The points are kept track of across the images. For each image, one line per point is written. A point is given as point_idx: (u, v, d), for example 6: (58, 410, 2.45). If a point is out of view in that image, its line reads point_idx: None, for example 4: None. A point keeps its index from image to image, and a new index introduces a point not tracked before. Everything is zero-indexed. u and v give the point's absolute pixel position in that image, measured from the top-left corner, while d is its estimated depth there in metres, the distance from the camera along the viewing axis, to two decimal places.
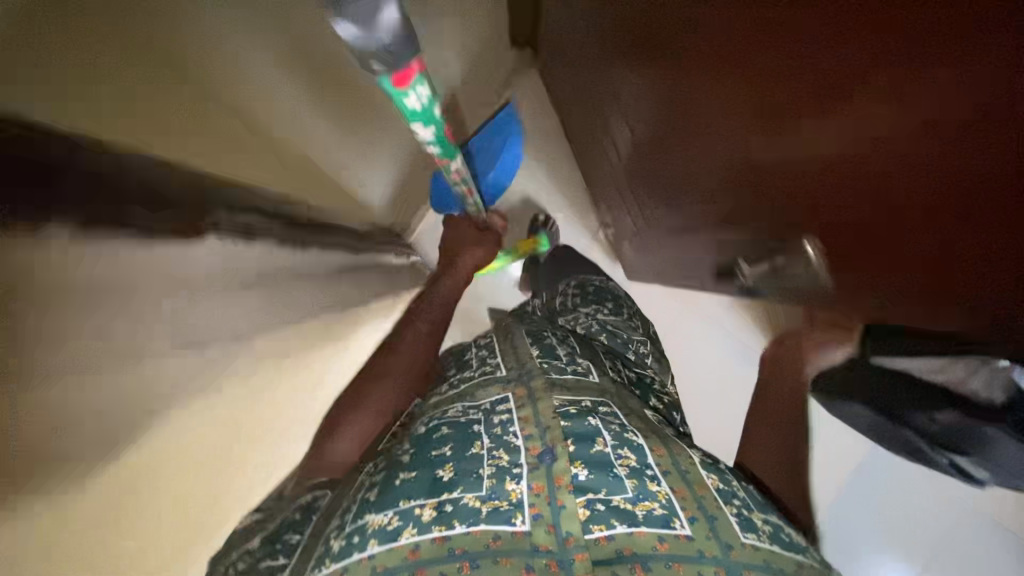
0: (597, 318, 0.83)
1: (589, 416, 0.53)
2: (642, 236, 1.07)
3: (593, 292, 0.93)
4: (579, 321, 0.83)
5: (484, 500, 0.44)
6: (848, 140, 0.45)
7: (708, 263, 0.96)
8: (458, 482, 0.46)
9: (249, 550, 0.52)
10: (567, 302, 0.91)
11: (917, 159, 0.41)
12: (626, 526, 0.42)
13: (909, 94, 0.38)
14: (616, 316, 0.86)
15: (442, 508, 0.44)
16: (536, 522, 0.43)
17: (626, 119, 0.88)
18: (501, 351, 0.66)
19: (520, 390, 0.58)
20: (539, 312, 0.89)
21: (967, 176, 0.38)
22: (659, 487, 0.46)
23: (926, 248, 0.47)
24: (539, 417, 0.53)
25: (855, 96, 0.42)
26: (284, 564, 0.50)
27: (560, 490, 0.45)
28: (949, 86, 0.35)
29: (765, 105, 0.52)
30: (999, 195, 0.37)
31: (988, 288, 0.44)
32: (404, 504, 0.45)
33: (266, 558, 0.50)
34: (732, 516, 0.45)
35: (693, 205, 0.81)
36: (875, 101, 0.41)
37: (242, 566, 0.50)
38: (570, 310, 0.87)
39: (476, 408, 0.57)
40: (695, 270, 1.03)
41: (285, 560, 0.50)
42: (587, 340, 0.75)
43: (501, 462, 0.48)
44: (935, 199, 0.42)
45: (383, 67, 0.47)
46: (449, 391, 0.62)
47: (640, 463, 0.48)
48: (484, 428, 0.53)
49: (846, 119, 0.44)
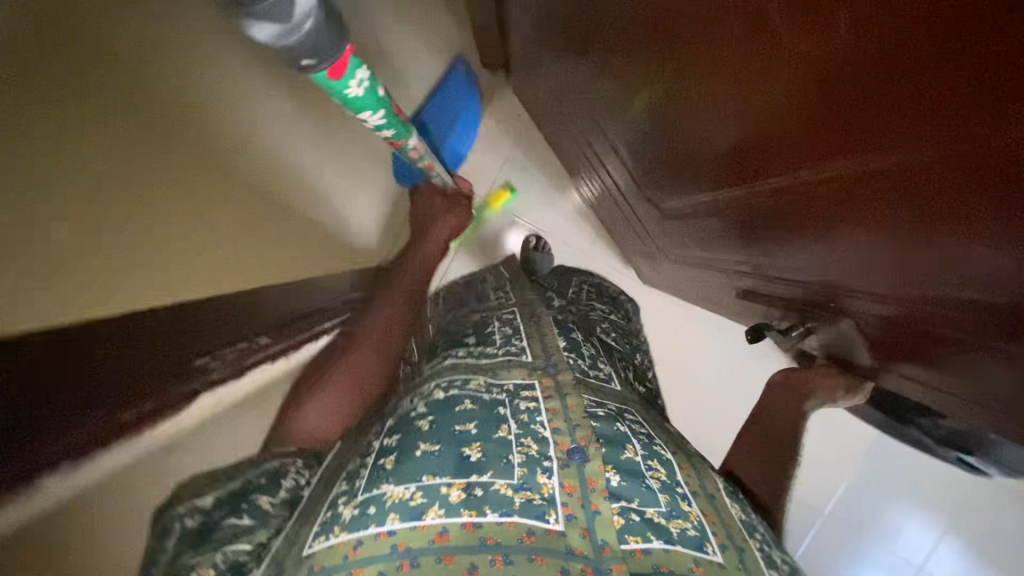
0: (607, 322, 0.83)
1: (617, 421, 0.52)
2: (654, 259, 0.96)
3: (588, 292, 0.91)
4: (590, 318, 0.81)
5: (517, 490, 0.41)
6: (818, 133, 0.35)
7: (722, 297, 0.86)
8: (487, 465, 0.43)
9: (199, 506, 0.45)
10: (579, 294, 0.89)
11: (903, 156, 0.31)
12: (662, 542, 0.40)
13: (871, 70, 0.28)
14: (623, 323, 0.87)
15: (472, 491, 0.40)
16: (569, 522, 0.40)
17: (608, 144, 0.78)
18: (527, 334, 0.66)
19: (546, 380, 0.56)
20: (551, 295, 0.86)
21: (957, 177, 0.28)
22: (690, 507, 0.45)
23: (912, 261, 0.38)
24: (568, 413, 0.51)
25: (820, 74, 0.31)
26: (251, 526, 0.45)
27: (594, 494, 0.43)
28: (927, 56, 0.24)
29: (725, 90, 0.41)
30: (995, 200, 0.27)
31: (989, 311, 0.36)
32: (427, 480, 0.41)
33: (230, 516, 0.45)
34: (756, 550, 0.44)
35: (692, 247, 0.75)
36: (847, 84, 0.30)
37: (191, 524, 0.44)
38: (583, 305, 0.85)
39: (499, 388, 0.54)
40: (709, 298, 0.94)
41: (253, 522, 0.45)
42: (600, 341, 0.74)
43: (531, 451, 0.46)
44: (921, 204, 0.32)
45: (312, 62, 0.48)
46: (467, 359, 0.60)
47: (670, 479, 0.47)
48: (509, 413, 0.50)
49: (811, 103, 0.34)
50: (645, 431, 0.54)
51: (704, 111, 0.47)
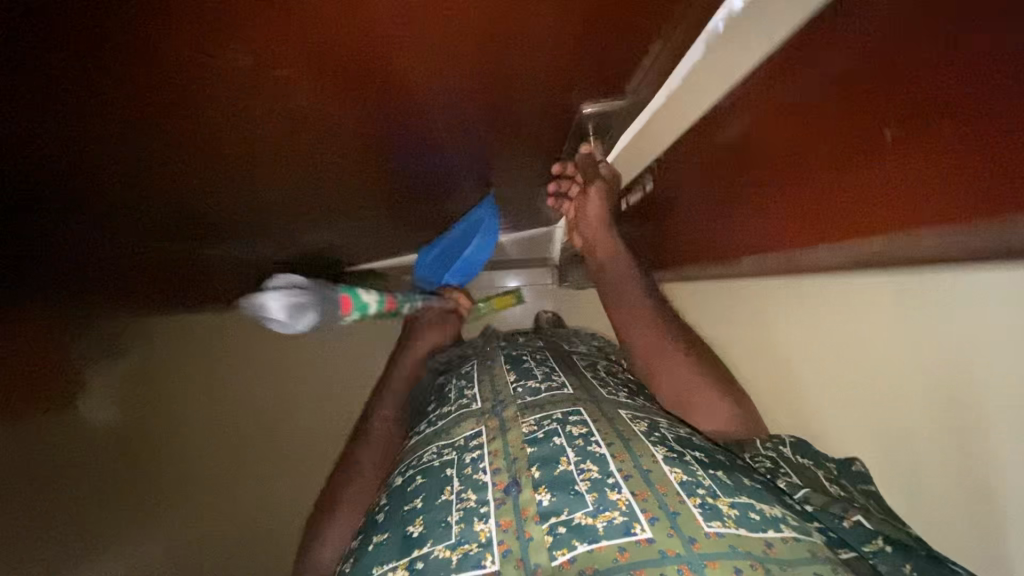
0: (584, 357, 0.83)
1: (553, 437, 0.57)
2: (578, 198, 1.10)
3: (575, 338, 0.95)
4: (582, 359, 0.82)
5: (454, 548, 0.45)
6: (422, 44, 0.47)
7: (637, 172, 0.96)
8: (427, 536, 0.48)
9: None
10: (573, 345, 0.89)
11: (392, 40, 0.44)
12: (586, 545, 0.43)
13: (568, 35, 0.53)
14: (590, 353, 0.86)
15: (414, 566, 0.45)
16: (505, 559, 0.44)
17: (343, 173, 0.67)
18: (478, 380, 0.74)
19: (492, 421, 0.62)
20: (543, 348, 0.85)
21: (385, 48, 0.45)
22: (619, 495, 0.47)
23: (412, 53, 0.47)
24: (506, 450, 0.56)
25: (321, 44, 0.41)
26: None
27: (527, 522, 0.47)
28: (387, 43, 0.44)
29: (250, 112, 0.46)
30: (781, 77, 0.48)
31: (454, 68, 0.53)
32: (377, 570, 0.46)
33: None
34: (695, 507, 0.46)
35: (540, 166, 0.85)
36: (349, 43, 0.42)
37: None
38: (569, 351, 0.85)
39: (450, 447, 0.60)
40: None
41: None
42: (569, 359, 0.81)
43: (469, 503, 0.50)
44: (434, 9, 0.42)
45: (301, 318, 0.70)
46: (430, 429, 0.68)
47: (601, 474, 0.50)
48: (455, 471, 0.55)
49: (403, 53, 0.47)
50: (586, 429, 0.58)
51: (273, 160, 0.56)
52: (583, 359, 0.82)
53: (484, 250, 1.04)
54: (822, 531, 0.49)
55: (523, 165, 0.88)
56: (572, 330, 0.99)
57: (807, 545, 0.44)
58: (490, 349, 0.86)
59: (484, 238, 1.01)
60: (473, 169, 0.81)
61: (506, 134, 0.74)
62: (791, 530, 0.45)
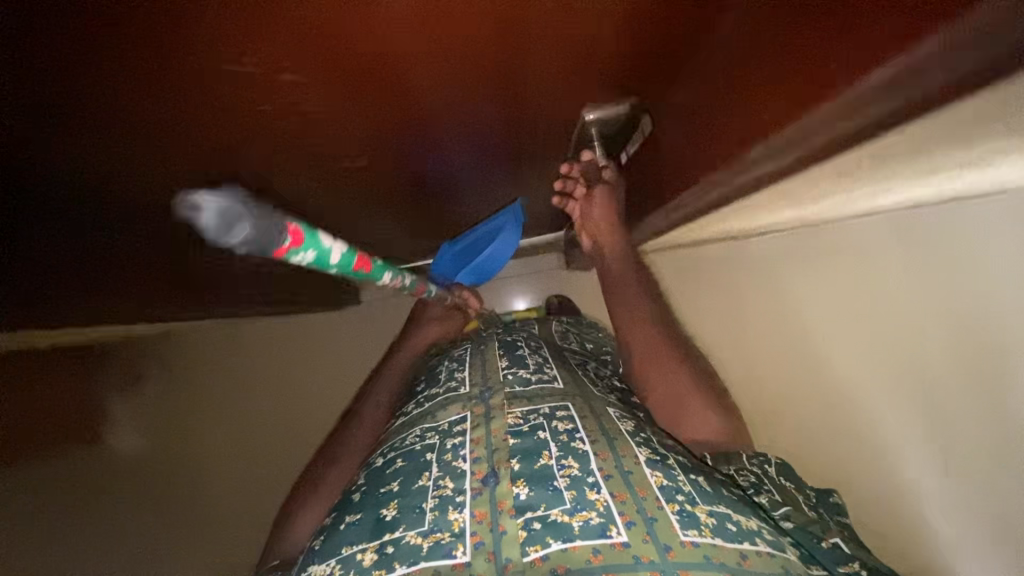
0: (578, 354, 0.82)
1: (538, 430, 0.56)
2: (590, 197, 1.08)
3: (574, 331, 0.93)
4: (576, 356, 0.80)
5: (426, 535, 0.45)
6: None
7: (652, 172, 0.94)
8: (400, 520, 0.47)
9: None
10: (567, 340, 0.87)
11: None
12: (560, 543, 0.42)
13: None
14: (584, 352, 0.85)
15: (383, 550, 0.44)
16: (476, 550, 0.43)
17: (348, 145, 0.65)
18: (469, 364, 0.73)
19: (478, 408, 0.61)
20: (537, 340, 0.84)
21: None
22: (597, 495, 0.46)
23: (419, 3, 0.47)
24: (489, 438, 0.55)
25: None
26: None
27: (502, 515, 0.46)
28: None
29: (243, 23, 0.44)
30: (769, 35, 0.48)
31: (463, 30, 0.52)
32: (346, 551, 0.46)
33: None
34: (674, 513, 0.45)
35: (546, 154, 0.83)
36: None
37: None
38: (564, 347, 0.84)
39: (434, 430, 0.60)
40: None
41: None
42: (563, 354, 0.80)
43: (446, 491, 0.49)
44: None
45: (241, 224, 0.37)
46: (415, 410, 0.67)
47: (582, 472, 0.49)
48: (435, 456, 0.54)
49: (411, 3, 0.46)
50: (572, 425, 0.57)
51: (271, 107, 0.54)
52: (577, 356, 0.81)
53: (500, 263, 0.99)
54: (798, 549, 0.49)
55: (534, 156, 0.86)
56: (570, 323, 0.98)
57: (781, 561, 0.43)
58: (484, 335, 0.84)
59: (503, 243, 0.96)
60: (483, 156, 0.80)
61: (519, 121, 0.73)
62: (767, 544, 0.44)
